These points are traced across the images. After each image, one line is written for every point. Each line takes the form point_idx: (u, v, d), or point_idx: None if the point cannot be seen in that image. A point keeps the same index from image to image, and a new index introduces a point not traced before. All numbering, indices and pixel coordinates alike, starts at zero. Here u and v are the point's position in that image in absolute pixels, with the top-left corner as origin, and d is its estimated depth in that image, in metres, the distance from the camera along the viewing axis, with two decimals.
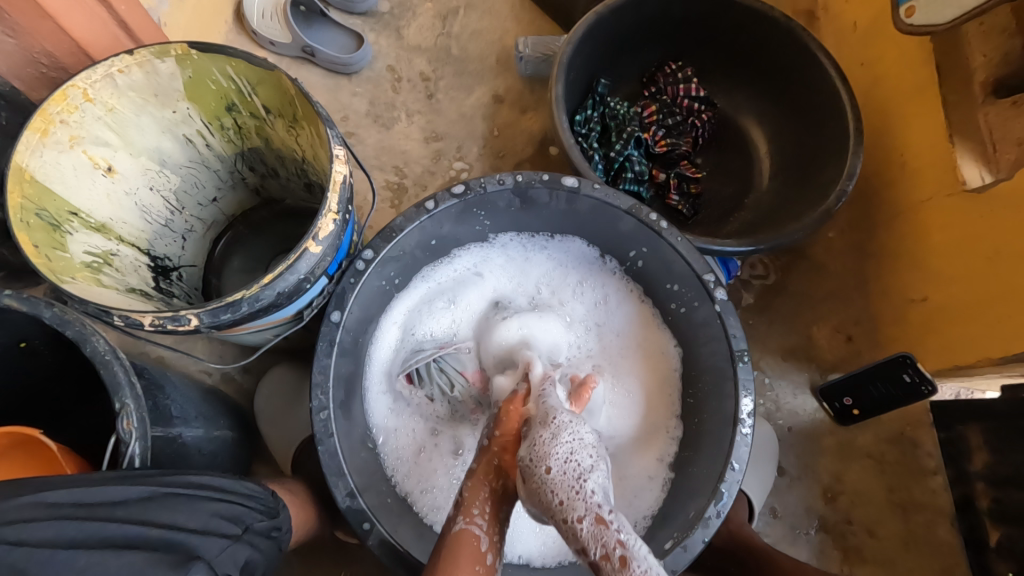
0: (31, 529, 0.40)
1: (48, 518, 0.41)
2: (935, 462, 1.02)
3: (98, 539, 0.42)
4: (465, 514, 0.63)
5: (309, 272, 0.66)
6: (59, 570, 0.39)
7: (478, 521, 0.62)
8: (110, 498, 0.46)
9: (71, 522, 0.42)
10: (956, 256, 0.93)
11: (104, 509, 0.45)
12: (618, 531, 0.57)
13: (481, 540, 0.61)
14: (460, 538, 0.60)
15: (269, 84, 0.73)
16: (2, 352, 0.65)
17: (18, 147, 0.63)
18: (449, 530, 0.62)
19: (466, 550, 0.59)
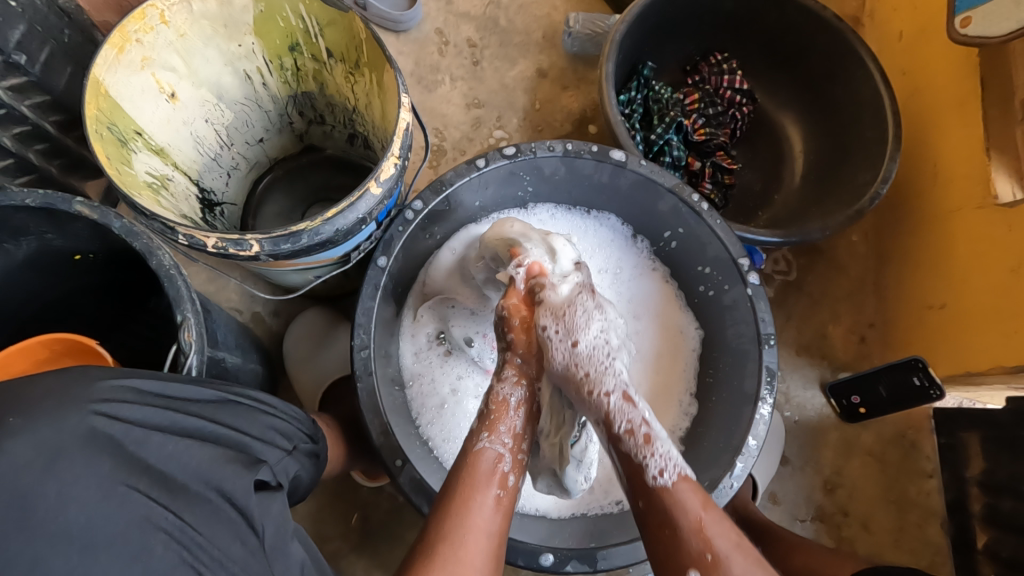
0: (119, 409, 0.43)
1: (136, 401, 0.45)
2: (932, 465, 1.04)
3: (173, 429, 0.45)
4: (490, 432, 0.66)
5: (367, 213, 0.69)
6: (141, 451, 0.42)
7: (501, 441, 0.65)
8: (185, 395, 0.49)
9: (155, 409, 0.46)
10: (977, 267, 0.96)
11: (180, 403, 0.48)
12: (642, 411, 0.65)
13: (504, 462, 0.64)
14: (481, 455, 0.64)
15: (339, 27, 0.75)
16: (60, 259, 0.68)
17: (97, 61, 0.66)
18: (470, 447, 0.65)
19: (482, 473, 0.62)
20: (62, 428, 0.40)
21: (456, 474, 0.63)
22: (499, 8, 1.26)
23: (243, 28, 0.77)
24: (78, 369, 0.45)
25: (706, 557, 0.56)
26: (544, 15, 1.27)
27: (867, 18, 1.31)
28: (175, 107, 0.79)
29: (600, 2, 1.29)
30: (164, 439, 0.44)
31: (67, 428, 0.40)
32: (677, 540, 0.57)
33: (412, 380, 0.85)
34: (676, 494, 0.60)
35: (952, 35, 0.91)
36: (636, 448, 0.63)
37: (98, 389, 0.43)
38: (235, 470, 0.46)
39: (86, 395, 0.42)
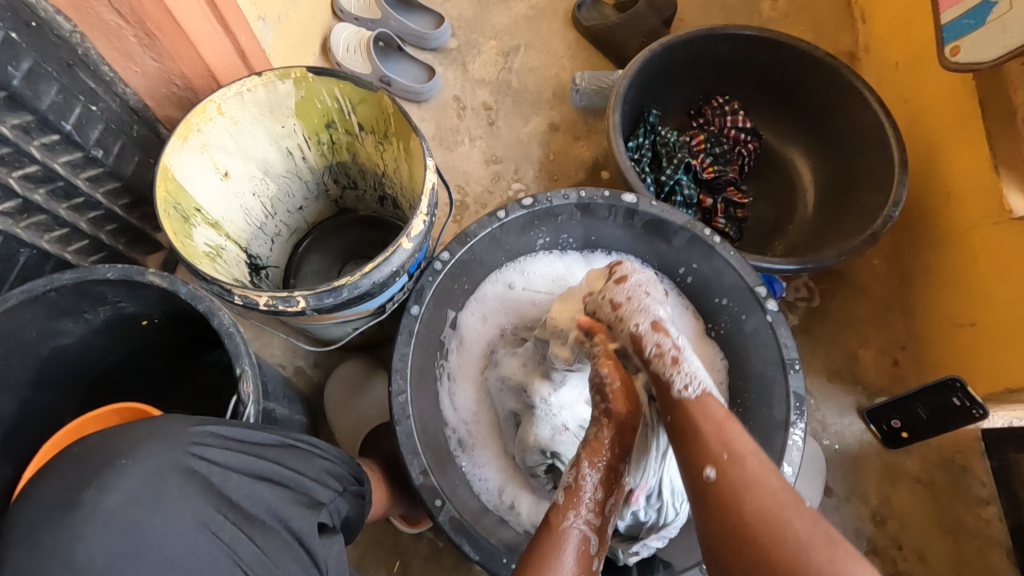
0: (207, 451, 0.48)
1: (219, 445, 0.49)
2: (988, 492, 0.98)
3: (251, 471, 0.49)
4: (576, 510, 0.64)
5: (400, 266, 0.74)
6: (229, 492, 0.47)
7: (586, 519, 0.64)
8: (256, 437, 0.52)
9: (237, 451, 0.50)
10: (1003, 282, 0.96)
11: (252, 445, 0.51)
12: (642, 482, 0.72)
13: (588, 542, 0.63)
14: (565, 538, 0.62)
15: (370, 103, 0.84)
16: (128, 325, 0.76)
17: (166, 151, 0.76)
18: (556, 523, 0.63)
19: (570, 553, 0.61)
20: (159, 465, 0.46)
21: (543, 548, 0.61)
22: (510, 72, 1.37)
23: (286, 111, 0.87)
24: (165, 417, 0.49)
25: (726, 458, 0.56)
26: (552, 75, 1.38)
27: (862, 52, 1.37)
28: (227, 184, 0.88)
29: (604, 60, 1.39)
30: (242, 482, 0.48)
31: (164, 466, 0.46)
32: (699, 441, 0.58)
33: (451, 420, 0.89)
34: (701, 405, 0.61)
35: (945, 64, 0.95)
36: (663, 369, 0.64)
37: (187, 432, 0.48)
38: (302, 509, 0.50)
39: (174, 439, 0.47)
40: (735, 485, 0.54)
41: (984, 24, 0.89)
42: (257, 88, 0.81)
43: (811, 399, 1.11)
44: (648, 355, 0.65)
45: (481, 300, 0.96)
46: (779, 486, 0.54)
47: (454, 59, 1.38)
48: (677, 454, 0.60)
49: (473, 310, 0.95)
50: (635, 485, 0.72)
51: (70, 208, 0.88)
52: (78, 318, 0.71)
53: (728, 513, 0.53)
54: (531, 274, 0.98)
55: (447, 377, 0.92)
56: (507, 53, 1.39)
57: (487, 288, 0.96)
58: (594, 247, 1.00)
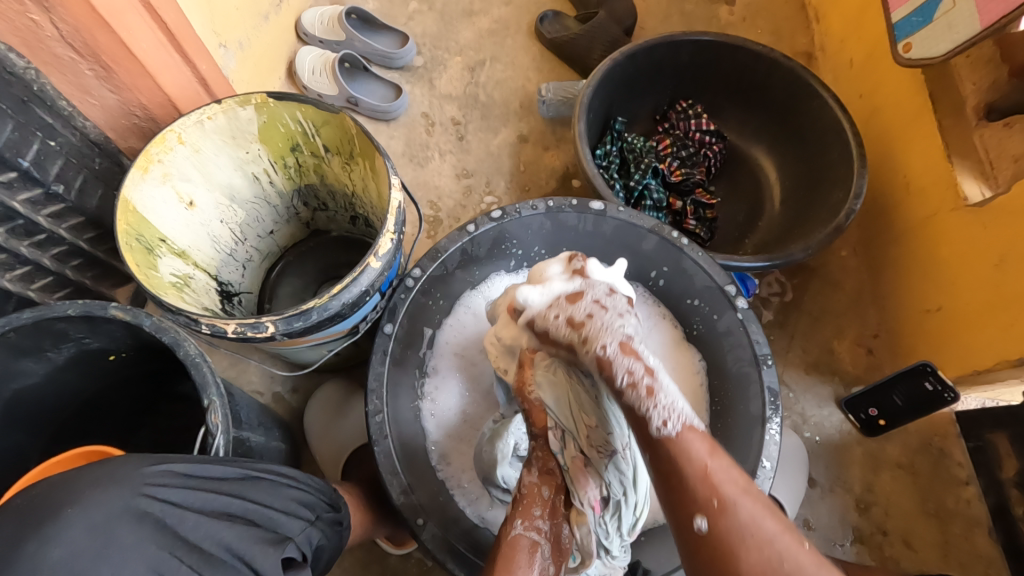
0: (161, 492, 0.47)
1: (173, 484, 0.49)
2: (966, 473, 1.01)
3: (208, 509, 0.49)
4: (525, 518, 0.68)
5: (369, 285, 0.74)
6: (185, 533, 0.46)
7: (536, 526, 0.68)
8: (213, 475, 0.52)
9: (192, 490, 0.49)
10: (964, 267, 0.99)
11: (210, 483, 0.51)
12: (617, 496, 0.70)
13: (539, 545, 0.66)
14: (516, 543, 0.66)
15: (332, 125, 0.84)
16: (93, 361, 0.74)
17: (125, 183, 0.75)
18: (506, 534, 0.67)
19: (524, 559, 0.65)
20: (109, 512, 0.45)
21: (499, 557, 0.65)
22: (477, 87, 1.39)
23: (249, 137, 0.87)
24: (120, 458, 0.49)
25: (716, 505, 0.53)
26: (519, 88, 1.39)
27: (818, 51, 1.41)
28: (193, 213, 0.87)
29: (568, 70, 1.41)
30: (197, 520, 0.47)
31: (115, 512, 0.45)
32: (684, 483, 0.54)
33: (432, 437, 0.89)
34: (682, 443, 0.56)
35: (897, 60, 0.99)
36: (639, 402, 0.57)
37: (140, 474, 0.48)
38: (262, 545, 0.49)
39: (125, 481, 0.47)
40: (726, 536, 0.52)
41: (932, 21, 0.92)
42: (217, 116, 0.81)
43: (790, 392, 1.13)
44: (620, 386, 0.58)
45: (459, 316, 0.96)
46: (773, 529, 0.52)
47: (421, 77, 1.39)
48: (661, 493, 0.57)
49: (451, 327, 0.95)
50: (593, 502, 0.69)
51: (31, 245, 0.86)
52: (41, 357, 0.69)
53: (676, 472, 0.55)
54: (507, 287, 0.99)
55: (427, 396, 0.92)
56: (473, 68, 1.41)
57: (463, 304, 0.97)
58: None
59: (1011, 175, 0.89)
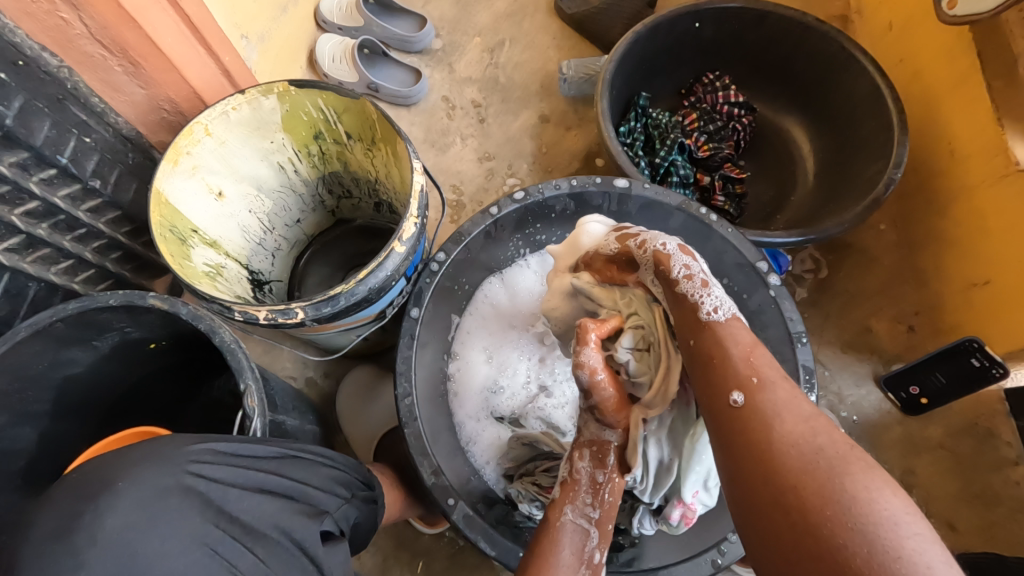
0: (207, 469, 0.49)
1: (215, 462, 0.50)
2: (1015, 452, 0.95)
3: (251, 486, 0.50)
4: (574, 506, 0.63)
5: (394, 270, 0.75)
6: (232, 507, 0.48)
7: (587, 512, 0.63)
8: (255, 452, 0.53)
9: (235, 467, 0.50)
10: (1014, 237, 0.93)
11: (250, 460, 0.52)
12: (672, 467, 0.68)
13: (588, 536, 0.63)
14: (563, 531, 0.62)
15: (354, 112, 0.84)
16: (136, 349, 0.77)
17: (157, 175, 0.77)
18: (552, 519, 0.63)
19: (568, 545, 0.62)
20: (156, 487, 0.46)
21: (542, 544, 0.62)
22: (497, 68, 1.37)
23: (274, 127, 0.87)
24: (165, 436, 0.50)
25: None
26: (539, 68, 1.37)
27: (854, 15, 1.33)
28: (222, 204, 0.89)
29: (590, 47, 1.38)
30: (241, 496, 0.49)
31: (160, 489, 0.46)
32: (757, 458, 0.46)
33: (460, 422, 0.89)
34: (729, 329, 0.53)
35: (941, 18, 0.93)
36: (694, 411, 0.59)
37: (185, 451, 0.49)
38: (302, 520, 0.51)
39: (173, 458, 0.48)
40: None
41: None
42: (242, 106, 0.81)
43: (825, 371, 1.09)
44: (676, 278, 0.57)
45: (480, 302, 0.96)
46: (900, 527, 0.41)
47: (439, 60, 1.38)
48: (740, 498, 0.48)
49: (472, 313, 0.95)
50: (664, 262, 0.60)
51: (74, 239, 0.89)
52: (88, 345, 0.73)
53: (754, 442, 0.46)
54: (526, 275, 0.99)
55: (454, 380, 0.92)
56: (492, 49, 1.39)
57: (483, 289, 0.96)
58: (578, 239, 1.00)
59: None
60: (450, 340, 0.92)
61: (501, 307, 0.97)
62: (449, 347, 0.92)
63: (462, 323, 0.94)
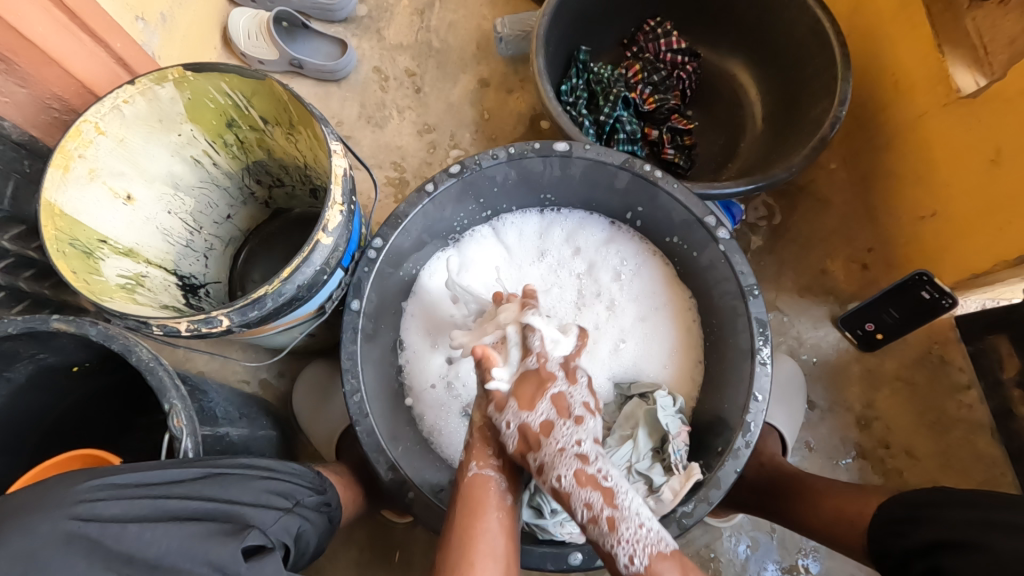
0: (100, 507, 0.45)
1: (112, 496, 0.46)
2: (968, 376, 1.01)
3: (157, 515, 0.46)
4: (479, 459, 0.69)
5: (324, 263, 0.69)
6: (133, 541, 0.44)
7: (489, 467, 0.69)
8: (165, 481, 0.50)
9: (134, 499, 0.47)
10: (960, 167, 0.93)
11: (161, 489, 0.49)
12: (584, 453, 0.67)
13: (498, 484, 0.68)
14: (473, 482, 0.67)
15: (263, 94, 0.77)
16: (56, 374, 0.72)
17: (45, 185, 0.69)
18: (463, 477, 0.68)
19: (479, 495, 0.66)
20: (36, 537, 0.42)
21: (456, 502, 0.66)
22: (429, 32, 1.28)
23: (178, 118, 0.80)
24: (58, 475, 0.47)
25: (468, 562, 0.60)
26: (474, 28, 1.29)
27: None
28: (133, 207, 0.82)
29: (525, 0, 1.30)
30: (142, 526, 0.45)
31: (43, 537, 0.42)
32: None
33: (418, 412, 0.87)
34: (600, 411, 0.66)
35: None
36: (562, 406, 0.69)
37: (74, 491, 0.45)
38: (221, 538, 0.47)
39: (56, 501, 0.44)
40: (457, 574, 0.60)
41: None
42: (135, 98, 0.73)
43: (783, 317, 1.10)
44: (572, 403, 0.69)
45: (424, 284, 0.92)
46: None
47: (367, 28, 1.29)
48: None
49: (417, 299, 0.92)
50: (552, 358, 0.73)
51: None
52: None
53: None
54: (469, 250, 0.95)
55: (407, 369, 0.89)
56: (422, 12, 1.30)
57: (429, 271, 0.93)
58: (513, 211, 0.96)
59: (1006, 61, 0.78)
60: (400, 327, 0.90)
61: (452, 285, 0.94)
62: (400, 335, 0.90)
63: (409, 311, 0.91)
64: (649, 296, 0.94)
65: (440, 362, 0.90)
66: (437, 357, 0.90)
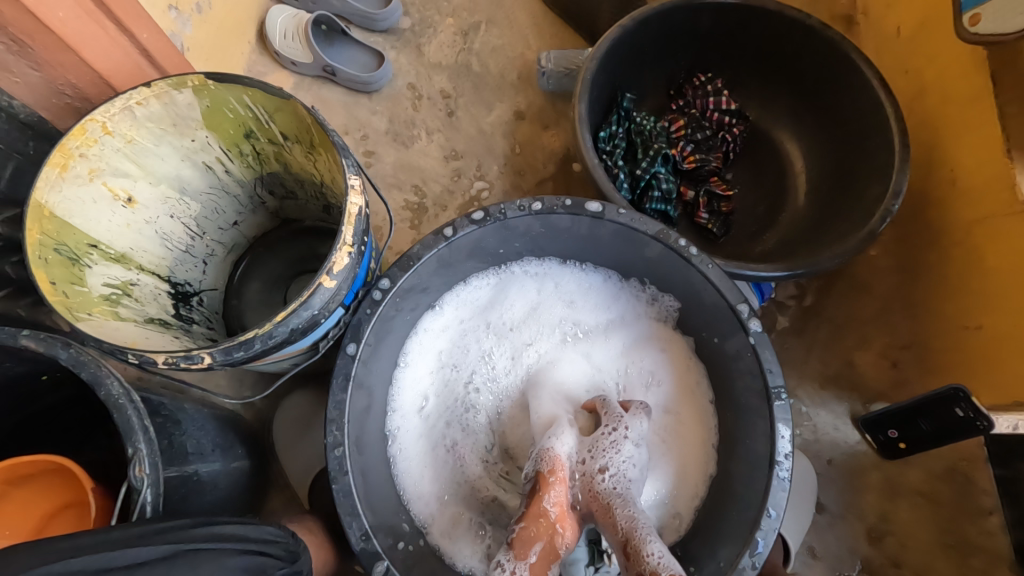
0: None
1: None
2: (992, 501, 0.92)
3: None
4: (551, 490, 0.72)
5: (323, 306, 0.64)
6: None
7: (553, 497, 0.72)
8: (133, 560, 0.48)
9: None
10: (1014, 279, 0.85)
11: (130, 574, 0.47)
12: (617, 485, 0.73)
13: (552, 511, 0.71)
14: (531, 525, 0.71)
15: (286, 112, 0.72)
16: (22, 384, 0.66)
17: (38, 184, 0.63)
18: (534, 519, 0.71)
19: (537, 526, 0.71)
20: None
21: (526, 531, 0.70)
22: (470, 55, 1.23)
23: (193, 124, 0.74)
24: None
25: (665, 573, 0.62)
26: (517, 57, 1.24)
27: (860, 16, 1.23)
28: (133, 210, 0.77)
29: (573, 36, 1.25)
30: None
31: None
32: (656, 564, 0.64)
33: (411, 480, 0.81)
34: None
35: (960, 36, 0.82)
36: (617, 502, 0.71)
37: None
38: None
39: None
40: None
41: None
42: (150, 101, 0.68)
43: (801, 407, 1.04)
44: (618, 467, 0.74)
45: (422, 335, 0.87)
46: None
47: (407, 42, 1.24)
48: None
49: (416, 348, 0.86)
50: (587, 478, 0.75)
51: None
52: None
53: None
54: (472, 298, 0.89)
55: (395, 434, 0.82)
56: (466, 32, 1.25)
57: (428, 320, 0.87)
58: (517, 258, 0.89)
59: None
60: (392, 384, 0.84)
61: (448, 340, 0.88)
62: (390, 393, 0.83)
63: (404, 362, 0.85)
64: (662, 372, 0.88)
65: (434, 420, 0.86)
66: (430, 415, 0.86)
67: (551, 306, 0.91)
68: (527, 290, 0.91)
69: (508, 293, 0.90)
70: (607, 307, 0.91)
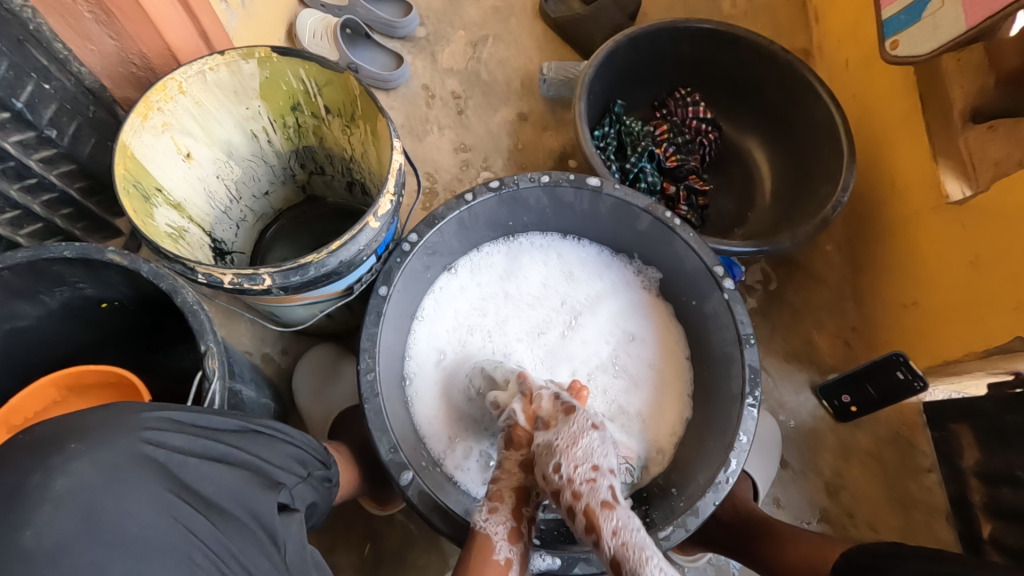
0: (164, 437, 0.48)
1: (174, 430, 0.50)
2: (930, 461, 1.05)
3: (206, 455, 0.50)
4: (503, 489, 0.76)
5: (366, 245, 0.76)
6: (195, 474, 0.48)
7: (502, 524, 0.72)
8: (213, 425, 0.53)
9: (194, 437, 0.50)
10: (940, 260, 1.02)
11: (209, 433, 0.52)
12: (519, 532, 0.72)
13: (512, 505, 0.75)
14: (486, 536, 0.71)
15: (336, 86, 0.84)
16: (85, 306, 0.76)
17: (124, 129, 0.75)
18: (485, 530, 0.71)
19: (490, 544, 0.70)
20: (115, 447, 0.45)
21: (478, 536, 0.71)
22: (479, 63, 1.38)
23: (250, 94, 0.87)
24: (110, 405, 0.49)
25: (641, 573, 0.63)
26: (521, 67, 1.39)
27: (816, 49, 1.43)
28: (190, 165, 0.87)
29: (571, 52, 1.41)
30: (199, 463, 0.48)
31: (120, 451, 0.45)
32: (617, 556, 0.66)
33: (426, 419, 0.91)
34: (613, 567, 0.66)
35: (884, 57, 1.00)
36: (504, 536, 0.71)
37: (140, 419, 0.48)
38: (259, 490, 0.51)
39: (130, 423, 0.47)
40: None
41: (920, 19, 0.94)
42: (220, 68, 0.81)
43: (769, 378, 1.17)
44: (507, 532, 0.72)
45: (439, 292, 0.98)
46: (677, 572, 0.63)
47: (422, 49, 1.38)
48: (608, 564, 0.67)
49: (432, 304, 0.97)
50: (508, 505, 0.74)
51: (21, 189, 0.86)
52: (34, 299, 0.70)
53: None
54: (488, 263, 1.01)
55: (413, 379, 0.92)
56: (476, 44, 1.40)
57: (444, 280, 0.98)
58: (523, 231, 1.02)
59: (992, 178, 0.92)
60: (410, 334, 0.94)
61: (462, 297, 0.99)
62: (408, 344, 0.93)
63: (421, 316, 0.96)
64: (649, 331, 1.00)
65: (449, 366, 0.95)
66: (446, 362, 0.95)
67: (553, 273, 1.03)
68: (534, 259, 1.03)
69: (515, 260, 1.02)
70: (602, 275, 1.03)
